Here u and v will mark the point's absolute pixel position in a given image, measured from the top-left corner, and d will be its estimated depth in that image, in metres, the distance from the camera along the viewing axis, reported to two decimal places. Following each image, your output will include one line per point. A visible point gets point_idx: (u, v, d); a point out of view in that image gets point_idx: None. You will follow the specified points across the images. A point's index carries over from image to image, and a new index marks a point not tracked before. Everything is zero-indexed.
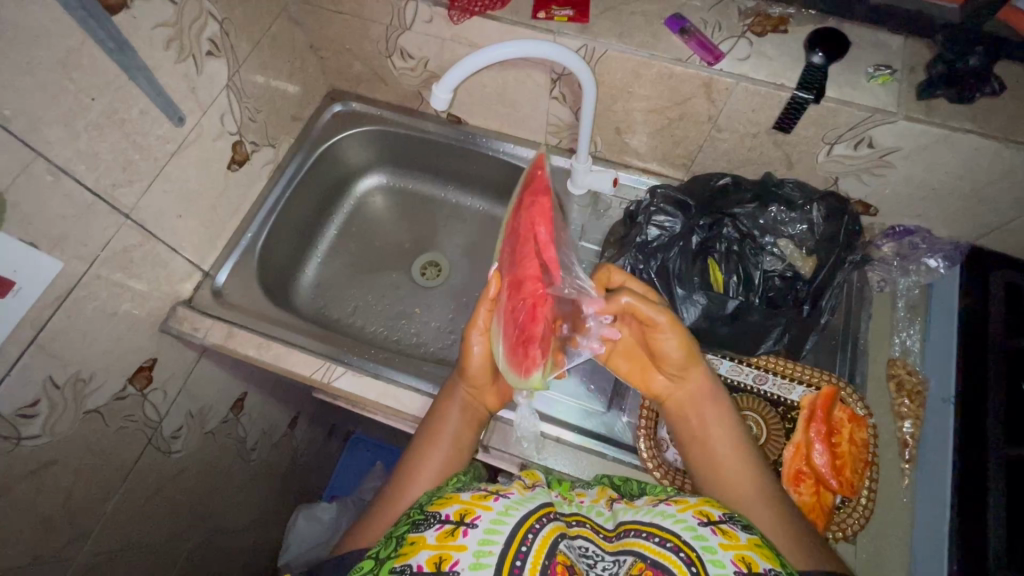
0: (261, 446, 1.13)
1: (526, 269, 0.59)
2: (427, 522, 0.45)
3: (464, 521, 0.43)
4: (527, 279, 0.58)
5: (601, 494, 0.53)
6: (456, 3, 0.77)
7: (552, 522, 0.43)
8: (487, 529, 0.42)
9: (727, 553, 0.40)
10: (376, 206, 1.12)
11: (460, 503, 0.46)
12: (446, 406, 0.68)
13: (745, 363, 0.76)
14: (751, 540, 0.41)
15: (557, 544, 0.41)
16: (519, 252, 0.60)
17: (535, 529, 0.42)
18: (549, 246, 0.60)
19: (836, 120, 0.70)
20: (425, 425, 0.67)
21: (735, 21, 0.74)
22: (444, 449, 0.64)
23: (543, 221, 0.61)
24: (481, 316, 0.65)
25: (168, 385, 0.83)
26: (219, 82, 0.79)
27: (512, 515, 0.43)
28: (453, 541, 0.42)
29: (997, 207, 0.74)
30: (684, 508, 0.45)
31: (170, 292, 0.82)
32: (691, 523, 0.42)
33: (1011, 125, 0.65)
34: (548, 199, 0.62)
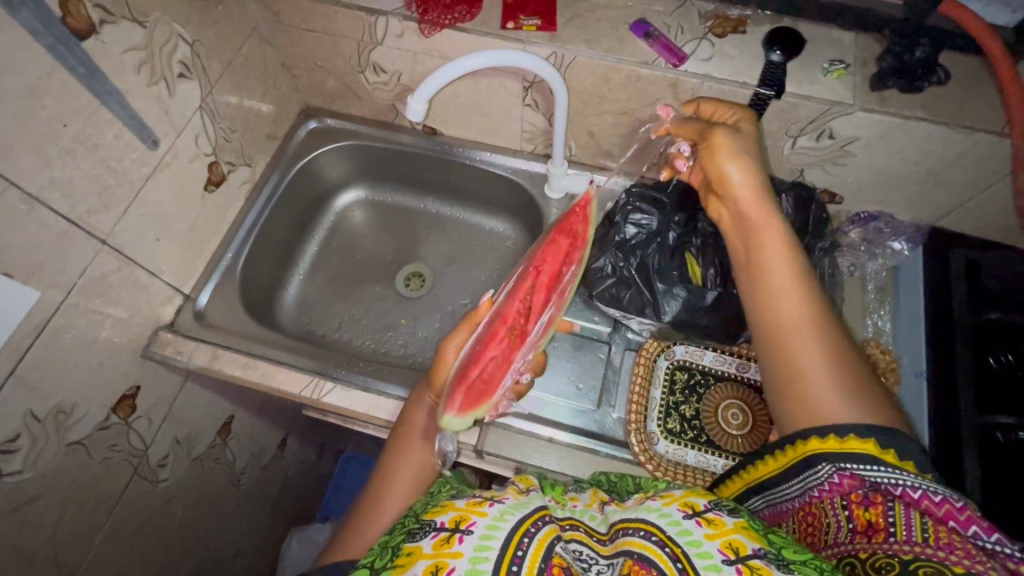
0: (250, 469, 1.11)
1: (510, 306, 0.67)
2: (423, 531, 0.45)
3: (459, 528, 0.44)
4: (500, 315, 0.67)
5: (594, 497, 0.53)
6: (426, 17, 0.78)
7: (548, 525, 0.44)
8: (484, 535, 0.43)
9: (713, 543, 0.40)
10: (356, 221, 1.12)
11: (455, 511, 0.46)
12: (415, 408, 0.68)
13: (728, 352, 0.82)
14: (738, 523, 0.42)
15: (553, 546, 0.42)
16: (521, 287, 0.68)
17: (530, 533, 0.43)
18: (541, 288, 0.69)
19: (798, 113, 0.73)
20: (396, 434, 0.67)
21: (696, 23, 0.76)
22: (416, 454, 0.63)
23: (553, 260, 0.71)
24: (460, 334, 0.67)
25: (153, 412, 0.82)
26: (192, 104, 0.79)
27: (506, 520, 0.44)
28: (449, 548, 0.42)
29: (954, 188, 0.78)
30: (669, 501, 0.45)
31: (151, 317, 0.82)
32: (675, 517, 0.43)
33: (959, 111, 0.69)
34: (564, 242, 0.71)
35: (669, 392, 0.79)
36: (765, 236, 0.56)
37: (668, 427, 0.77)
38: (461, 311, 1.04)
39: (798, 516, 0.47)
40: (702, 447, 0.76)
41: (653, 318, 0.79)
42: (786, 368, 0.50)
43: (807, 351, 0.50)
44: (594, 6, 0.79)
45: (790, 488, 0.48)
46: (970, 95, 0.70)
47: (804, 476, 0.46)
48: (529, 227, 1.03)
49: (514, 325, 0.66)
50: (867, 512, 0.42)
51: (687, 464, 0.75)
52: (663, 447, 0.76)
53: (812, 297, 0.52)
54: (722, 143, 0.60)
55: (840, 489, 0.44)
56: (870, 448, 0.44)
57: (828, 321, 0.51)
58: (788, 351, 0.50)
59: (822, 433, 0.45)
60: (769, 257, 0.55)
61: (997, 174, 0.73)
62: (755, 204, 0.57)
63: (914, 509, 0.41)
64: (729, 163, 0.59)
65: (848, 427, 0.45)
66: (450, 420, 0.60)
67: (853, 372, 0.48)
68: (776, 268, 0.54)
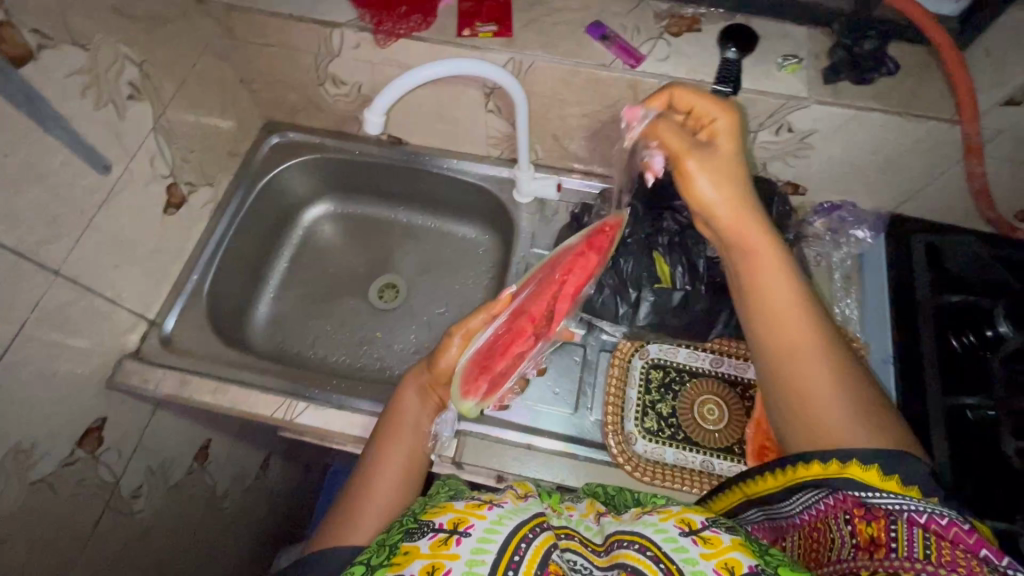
0: (232, 492, 1.09)
1: (535, 304, 0.71)
2: (421, 531, 0.45)
3: (458, 530, 0.44)
4: (528, 314, 0.71)
5: (590, 508, 0.53)
6: (381, 28, 0.77)
7: (546, 531, 0.44)
8: (481, 538, 0.43)
9: (708, 563, 0.40)
10: (327, 234, 1.10)
11: (454, 512, 0.46)
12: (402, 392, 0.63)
13: (702, 348, 0.82)
14: (734, 541, 0.42)
15: (550, 553, 0.42)
16: (546, 289, 0.72)
17: (528, 539, 0.43)
18: (564, 299, 0.74)
19: (756, 109, 0.74)
20: (382, 421, 0.62)
21: (652, 23, 0.77)
22: (408, 440, 0.59)
23: (578, 274, 0.73)
24: (477, 321, 0.65)
25: (123, 442, 0.80)
26: (145, 125, 0.77)
27: (505, 524, 0.44)
28: (446, 549, 0.42)
29: (911, 175, 0.79)
30: (666, 517, 0.45)
31: (114, 346, 0.79)
32: (672, 534, 0.43)
33: (910, 101, 0.70)
34: (595, 259, 0.73)
35: (645, 391, 0.80)
36: (757, 250, 0.53)
37: (645, 426, 0.78)
38: (438, 319, 1.04)
39: (802, 532, 0.48)
40: (680, 444, 0.77)
41: (628, 322, 0.79)
42: (785, 392, 0.49)
43: (808, 374, 0.48)
44: (550, 10, 0.78)
45: (792, 504, 0.48)
46: (921, 85, 0.71)
47: (806, 494, 0.47)
48: (501, 232, 1.03)
49: (538, 322, 0.72)
50: (870, 526, 0.42)
51: (666, 463, 0.76)
52: (642, 447, 0.77)
53: (811, 310, 0.50)
54: (698, 170, 0.54)
55: (843, 505, 0.44)
56: (873, 476, 0.42)
57: (831, 334, 0.50)
58: (790, 377, 0.49)
59: (826, 457, 0.44)
60: (763, 270, 0.52)
61: (949, 160, 0.75)
62: (742, 223, 0.53)
63: (918, 528, 0.40)
64: (700, 179, 0.54)
65: (855, 452, 0.43)
66: (469, 405, 0.66)
67: (859, 390, 0.47)
68: (769, 286, 0.51)
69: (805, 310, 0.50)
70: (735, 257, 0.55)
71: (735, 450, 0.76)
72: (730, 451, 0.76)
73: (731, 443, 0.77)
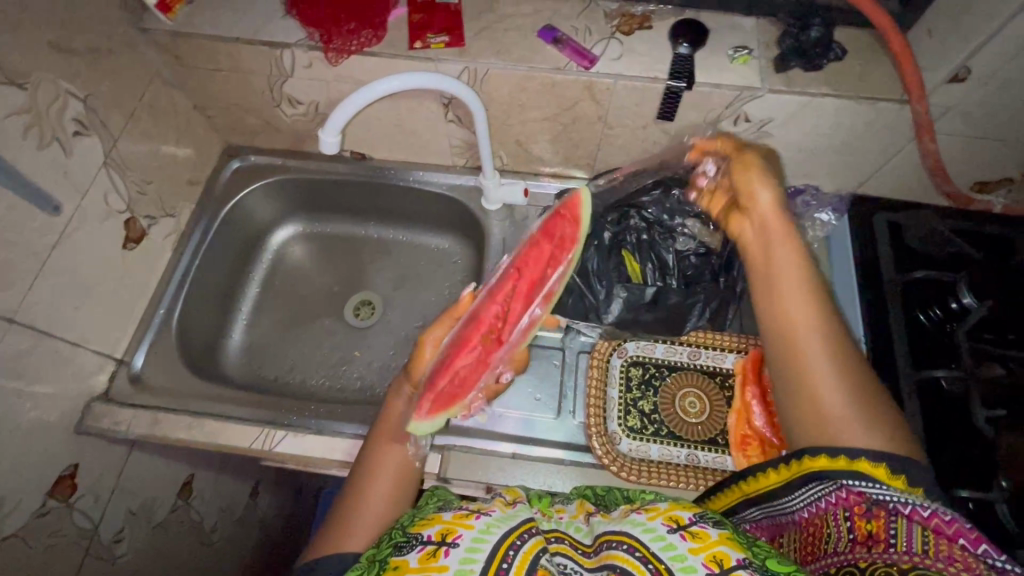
0: (222, 525, 1.06)
1: (488, 309, 0.62)
2: (409, 545, 0.44)
3: (446, 541, 0.43)
4: (478, 319, 0.62)
5: (581, 508, 0.51)
6: (331, 45, 0.76)
7: (534, 537, 0.43)
8: (470, 547, 0.43)
9: (697, 558, 0.40)
10: (297, 256, 1.09)
11: (441, 523, 0.45)
12: (393, 398, 0.64)
13: (679, 342, 0.82)
14: (722, 534, 0.42)
15: (538, 559, 0.41)
16: (501, 288, 0.63)
17: (516, 545, 0.42)
18: (522, 296, 0.62)
19: (711, 101, 0.75)
20: (375, 428, 0.61)
21: (603, 24, 0.77)
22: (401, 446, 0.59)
23: (536, 265, 0.63)
24: (438, 328, 0.64)
25: (99, 487, 0.77)
26: (95, 160, 0.75)
27: (493, 532, 0.43)
28: (435, 562, 0.42)
29: (867, 156, 0.81)
30: (654, 515, 0.44)
31: (80, 390, 0.77)
32: (660, 532, 0.42)
33: (861, 84, 0.71)
34: (548, 247, 0.64)
35: (626, 390, 0.80)
36: (779, 246, 0.58)
37: (628, 425, 0.78)
38: (416, 333, 1.03)
39: (799, 529, 0.47)
40: (663, 440, 0.77)
41: (597, 322, 0.79)
42: (800, 385, 0.51)
43: (824, 373, 0.50)
44: (501, 17, 0.78)
45: (794, 499, 0.48)
46: (869, 68, 0.72)
47: (806, 489, 0.47)
48: (473, 240, 1.02)
49: (490, 329, 0.62)
50: (869, 523, 0.42)
51: (652, 459, 0.76)
52: (627, 446, 0.77)
53: (829, 314, 0.53)
54: (753, 167, 0.61)
55: (844, 502, 0.44)
56: (880, 472, 0.43)
57: (847, 344, 0.52)
58: (803, 369, 0.51)
59: (834, 452, 0.45)
60: (783, 259, 0.56)
61: (903, 139, 0.76)
62: (777, 225, 0.59)
63: (918, 525, 0.40)
64: (761, 181, 0.61)
65: (861, 450, 0.45)
66: (417, 425, 0.58)
67: (867, 396, 0.49)
68: (792, 284, 0.55)
69: (820, 302, 0.54)
70: (762, 260, 0.59)
71: (718, 441, 0.77)
72: (715, 442, 0.77)
73: (714, 434, 0.78)
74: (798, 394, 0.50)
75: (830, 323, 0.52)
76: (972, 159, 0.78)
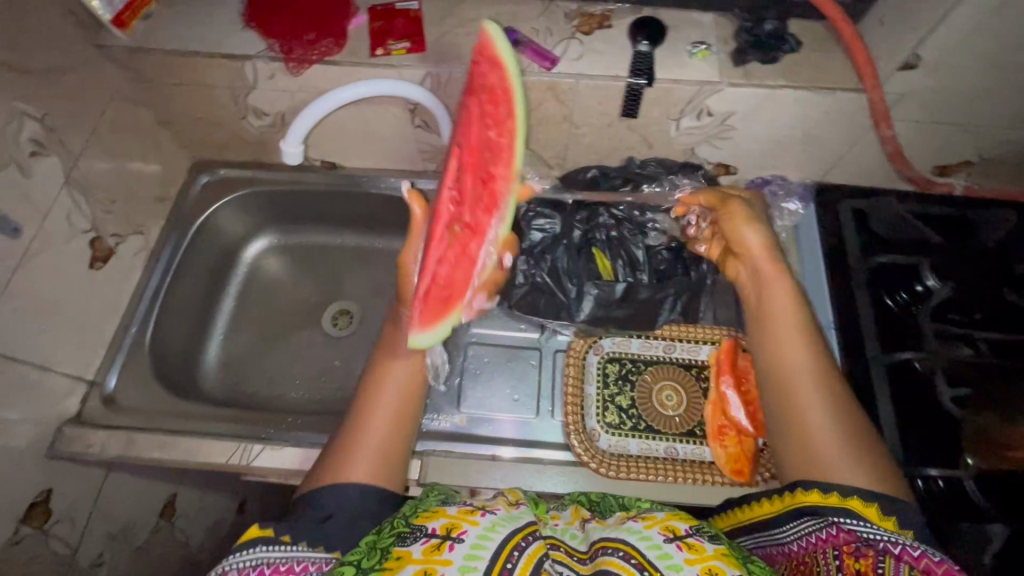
0: (209, 544, 1.04)
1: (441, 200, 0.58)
2: (413, 536, 0.48)
3: (450, 536, 0.48)
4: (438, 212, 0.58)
5: (575, 515, 0.55)
6: (291, 56, 0.76)
7: (537, 540, 0.48)
8: (475, 544, 0.47)
9: (692, 568, 0.45)
10: (272, 268, 1.08)
11: (446, 517, 0.50)
12: (398, 328, 0.68)
13: (654, 336, 0.82)
14: (717, 550, 0.47)
15: (542, 562, 0.46)
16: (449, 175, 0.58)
17: (520, 547, 0.46)
18: (467, 169, 0.56)
19: (672, 98, 0.75)
20: (377, 356, 0.67)
21: (563, 24, 0.78)
22: (401, 379, 0.63)
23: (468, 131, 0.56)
24: (414, 245, 0.64)
25: (75, 512, 0.76)
26: (55, 181, 0.75)
27: (497, 532, 0.48)
28: (439, 555, 0.46)
29: (830, 145, 0.82)
30: (651, 524, 0.49)
31: (51, 414, 0.76)
32: (656, 541, 0.47)
33: (817, 75, 0.73)
34: (474, 104, 0.56)
35: (603, 386, 0.80)
36: (773, 290, 0.66)
37: (607, 421, 0.78)
38: None
39: (789, 560, 0.53)
40: (642, 435, 0.78)
41: (570, 320, 0.81)
42: (792, 422, 0.57)
43: (813, 414, 0.57)
44: (462, 21, 0.78)
45: (787, 531, 0.53)
46: (824, 59, 0.74)
47: (799, 524, 0.52)
48: None
49: (454, 220, 0.57)
50: (858, 562, 0.48)
51: (631, 455, 0.76)
52: (606, 442, 0.77)
53: (818, 357, 0.60)
54: (737, 214, 0.70)
55: (834, 540, 0.50)
56: (869, 512, 0.50)
57: (835, 384, 0.59)
58: (796, 406, 0.58)
59: (826, 489, 0.51)
60: (778, 305, 0.64)
61: (862, 127, 0.78)
62: (768, 263, 0.67)
63: (905, 564, 0.46)
64: (744, 226, 0.69)
65: (853, 489, 0.51)
66: (416, 340, 0.55)
67: (854, 434, 0.55)
68: (783, 326, 0.63)
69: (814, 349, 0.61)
70: (758, 300, 0.66)
71: (695, 431, 0.77)
72: (693, 434, 0.77)
73: (691, 424, 0.78)
74: (792, 434, 0.57)
75: (820, 366, 0.60)
76: (931, 144, 0.79)
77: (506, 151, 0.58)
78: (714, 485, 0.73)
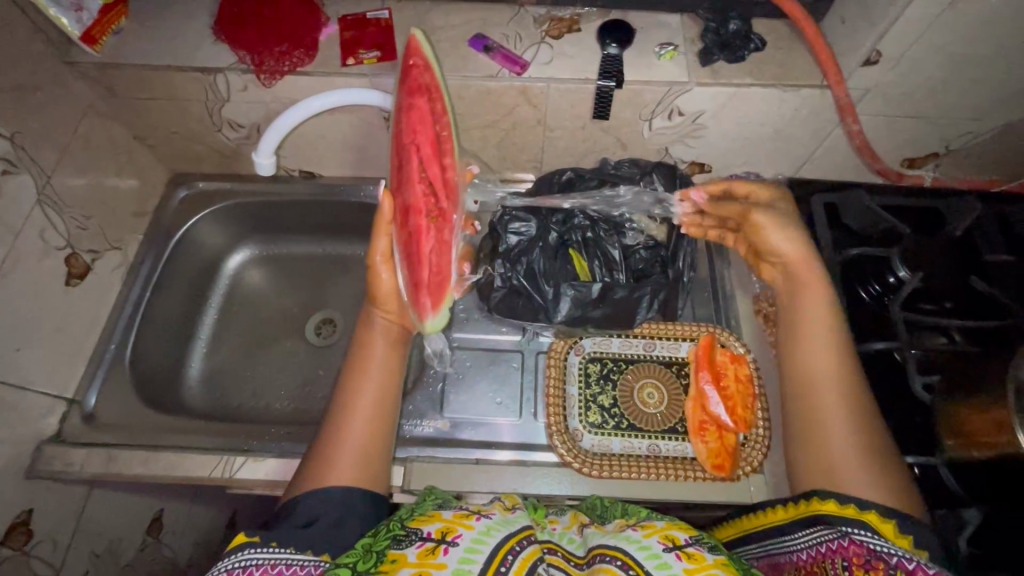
0: (197, 560, 1.03)
1: (412, 194, 0.61)
2: (408, 539, 0.49)
3: (446, 539, 0.48)
4: (411, 209, 0.61)
5: (573, 519, 0.58)
6: (263, 67, 0.76)
7: (532, 544, 0.48)
8: (469, 547, 0.48)
9: None
10: (254, 280, 1.07)
11: (442, 521, 0.50)
12: (368, 334, 0.67)
13: (634, 335, 0.84)
14: (717, 560, 0.47)
15: (536, 565, 0.46)
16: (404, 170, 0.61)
17: (515, 551, 0.47)
18: (429, 162, 0.62)
19: (643, 99, 0.76)
20: (352, 358, 0.66)
21: (532, 29, 0.79)
22: (376, 383, 0.63)
23: (422, 128, 0.60)
24: (381, 242, 0.63)
25: (57, 532, 0.75)
26: (28, 199, 0.74)
27: (492, 535, 0.49)
28: (433, 558, 0.46)
29: (801, 141, 0.83)
30: (651, 533, 0.50)
31: (30, 433, 0.76)
32: (657, 551, 0.47)
33: (783, 73, 0.74)
34: (424, 102, 0.60)
35: (585, 386, 0.81)
36: (808, 299, 0.68)
37: (589, 421, 0.79)
38: None
39: (798, 567, 0.54)
40: (625, 434, 0.78)
41: (548, 321, 0.82)
42: (814, 431, 0.61)
43: (835, 427, 0.59)
44: (433, 29, 0.79)
45: (799, 539, 0.55)
46: (789, 56, 0.75)
47: (813, 533, 0.54)
48: None
49: (427, 210, 0.63)
50: (866, 574, 0.48)
51: (614, 453, 0.76)
52: (588, 442, 0.77)
53: (849, 369, 0.63)
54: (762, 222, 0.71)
55: (844, 552, 0.51)
56: (885, 527, 0.51)
57: (859, 396, 0.62)
58: (820, 413, 0.61)
59: (843, 500, 0.54)
60: (809, 315, 0.67)
61: (829, 123, 0.79)
62: (805, 267, 0.69)
63: None
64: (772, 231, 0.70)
65: (870, 503, 0.53)
66: (430, 325, 0.62)
67: (875, 449, 0.58)
68: (814, 335, 0.65)
69: (840, 357, 0.64)
70: (794, 307, 0.69)
71: (677, 428, 0.78)
72: (674, 430, 0.78)
73: (674, 421, 0.79)
74: (809, 443, 0.60)
75: (845, 376, 0.63)
76: (899, 137, 0.81)
77: (450, 143, 0.64)
78: (695, 480, 0.74)
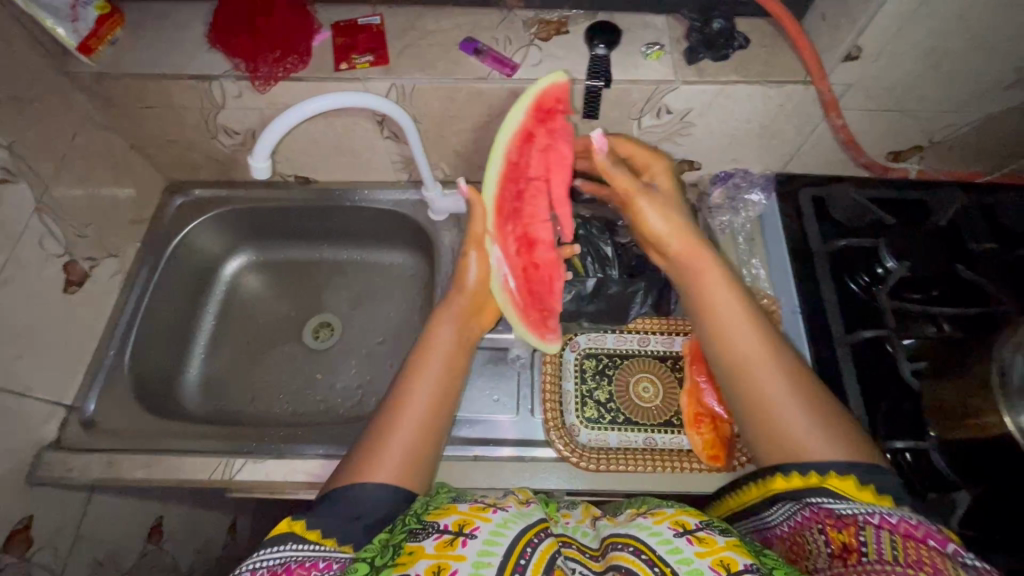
0: (199, 566, 1.02)
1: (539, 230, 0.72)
2: (425, 532, 0.50)
3: (462, 531, 0.49)
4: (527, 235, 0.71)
5: (585, 513, 0.59)
6: (257, 74, 0.77)
7: (549, 539, 0.50)
8: (488, 539, 0.48)
9: (704, 560, 0.46)
10: (251, 285, 1.08)
11: (458, 514, 0.51)
12: (439, 331, 0.68)
13: (627, 331, 0.84)
14: (728, 541, 0.48)
15: (555, 559, 0.48)
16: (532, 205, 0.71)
17: (533, 544, 0.48)
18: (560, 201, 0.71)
19: (631, 98, 0.78)
20: (412, 358, 0.66)
21: (522, 32, 0.80)
22: (434, 379, 0.63)
23: (557, 171, 0.70)
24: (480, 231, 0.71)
25: (58, 540, 0.76)
26: (27, 207, 0.75)
27: (510, 528, 0.49)
28: (452, 551, 0.47)
29: (787, 137, 0.85)
30: (660, 519, 0.51)
31: (30, 440, 0.76)
32: (667, 536, 0.48)
33: (767, 70, 0.76)
34: (565, 146, 0.69)
35: (581, 381, 0.82)
36: (708, 282, 0.64)
37: (586, 415, 0.80)
38: (377, 350, 1.03)
39: (783, 540, 0.55)
40: (621, 427, 0.79)
41: None
42: (767, 429, 0.57)
43: (785, 414, 0.56)
44: (424, 33, 0.81)
45: (775, 514, 0.55)
46: (773, 54, 0.77)
47: (785, 507, 0.54)
48: (424, 253, 1.04)
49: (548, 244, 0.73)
50: (842, 534, 0.50)
51: (611, 447, 0.77)
52: (585, 437, 0.78)
53: (771, 346, 0.60)
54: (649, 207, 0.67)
55: (817, 517, 0.51)
56: (849, 486, 0.50)
57: (794, 369, 0.59)
58: (763, 406, 0.57)
59: (805, 470, 0.52)
60: (717, 300, 0.63)
61: (814, 118, 0.81)
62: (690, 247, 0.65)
63: (886, 531, 0.47)
64: (652, 216, 0.66)
65: (828, 465, 0.52)
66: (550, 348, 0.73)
67: (824, 418, 0.55)
68: (726, 324, 0.62)
69: (756, 338, 0.60)
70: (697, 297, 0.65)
71: (672, 421, 0.79)
72: (670, 423, 0.79)
73: (669, 416, 0.80)
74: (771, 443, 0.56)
75: (773, 354, 0.59)
76: (883, 130, 0.83)
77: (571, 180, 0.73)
78: (693, 472, 0.74)
